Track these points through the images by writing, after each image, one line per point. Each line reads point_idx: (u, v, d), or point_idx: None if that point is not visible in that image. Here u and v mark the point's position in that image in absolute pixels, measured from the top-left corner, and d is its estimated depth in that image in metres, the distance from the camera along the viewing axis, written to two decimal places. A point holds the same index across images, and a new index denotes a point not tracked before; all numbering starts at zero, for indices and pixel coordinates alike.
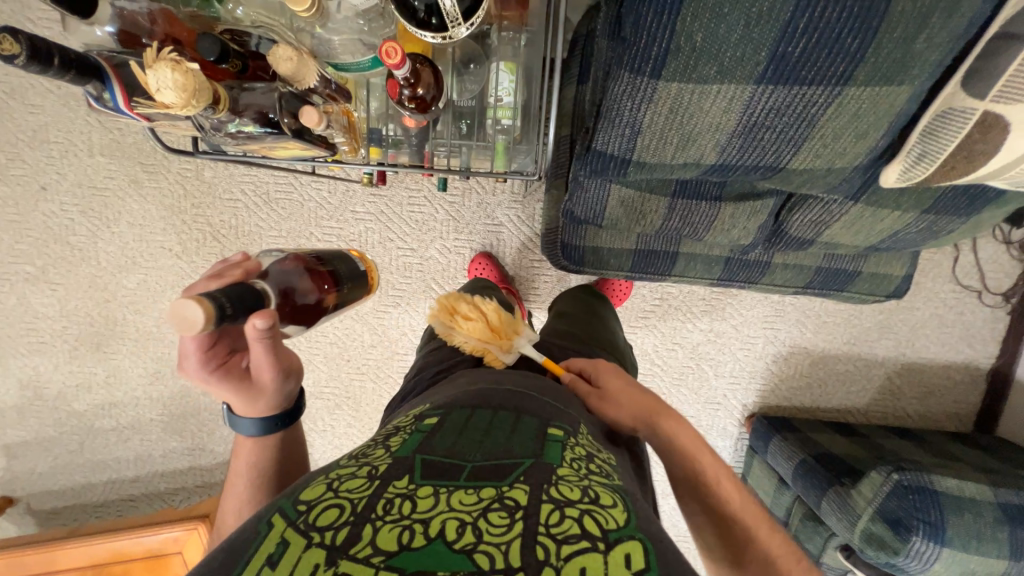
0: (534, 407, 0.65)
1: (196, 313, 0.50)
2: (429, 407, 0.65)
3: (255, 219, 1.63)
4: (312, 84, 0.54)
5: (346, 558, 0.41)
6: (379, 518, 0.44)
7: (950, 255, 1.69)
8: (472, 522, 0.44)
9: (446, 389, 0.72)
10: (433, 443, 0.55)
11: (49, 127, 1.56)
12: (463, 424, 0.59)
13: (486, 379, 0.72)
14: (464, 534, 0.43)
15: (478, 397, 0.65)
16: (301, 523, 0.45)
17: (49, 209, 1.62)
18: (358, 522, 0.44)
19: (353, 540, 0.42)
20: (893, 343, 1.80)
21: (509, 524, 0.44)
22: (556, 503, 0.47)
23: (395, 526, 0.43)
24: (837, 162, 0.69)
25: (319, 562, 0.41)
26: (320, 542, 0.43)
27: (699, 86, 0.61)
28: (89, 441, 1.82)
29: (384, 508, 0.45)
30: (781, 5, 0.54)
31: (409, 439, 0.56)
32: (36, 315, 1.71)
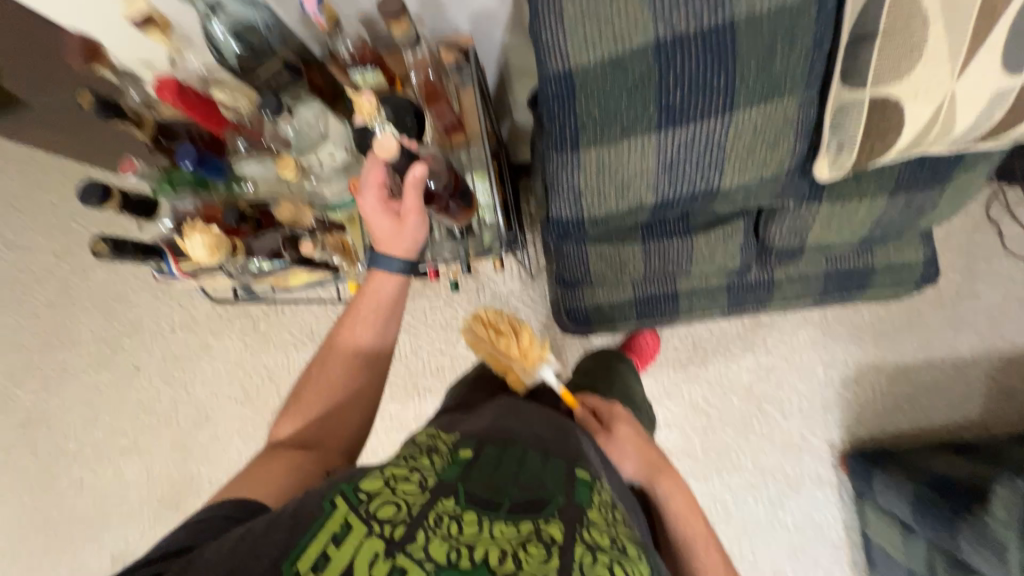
0: (558, 446, 0.65)
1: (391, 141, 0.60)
2: (463, 433, 0.66)
3: (303, 355, 1.83)
4: (308, 222, 0.73)
5: (403, 554, 0.46)
6: (431, 528, 0.48)
7: (992, 231, 1.58)
8: (512, 553, 0.47)
9: (471, 419, 0.72)
10: (473, 477, 0.55)
11: (143, 316, 1.91)
12: (496, 460, 0.59)
13: (509, 411, 0.73)
14: (504, 564, 0.46)
15: (501, 430, 0.66)
16: (361, 511, 0.49)
17: (140, 385, 1.91)
18: (414, 524, 0.48)
19: (409, 539, 0.47)
20: (975, 337, 1.60)
21: (545, 558, 0.47)
22: (588, 546, 0.50)
23: (445, 541, 0.47)
24: (765, 172, 0.76)
25: (378, 551, 0.46)
26: (380, 532, 0.47)
27: (612, 144, 0.73)
28: None
29: (435, 521, 0.49)
30: (649, 73, 0.67)
31: (451, 464, 0.58)
32: (128, 484, 1.90)
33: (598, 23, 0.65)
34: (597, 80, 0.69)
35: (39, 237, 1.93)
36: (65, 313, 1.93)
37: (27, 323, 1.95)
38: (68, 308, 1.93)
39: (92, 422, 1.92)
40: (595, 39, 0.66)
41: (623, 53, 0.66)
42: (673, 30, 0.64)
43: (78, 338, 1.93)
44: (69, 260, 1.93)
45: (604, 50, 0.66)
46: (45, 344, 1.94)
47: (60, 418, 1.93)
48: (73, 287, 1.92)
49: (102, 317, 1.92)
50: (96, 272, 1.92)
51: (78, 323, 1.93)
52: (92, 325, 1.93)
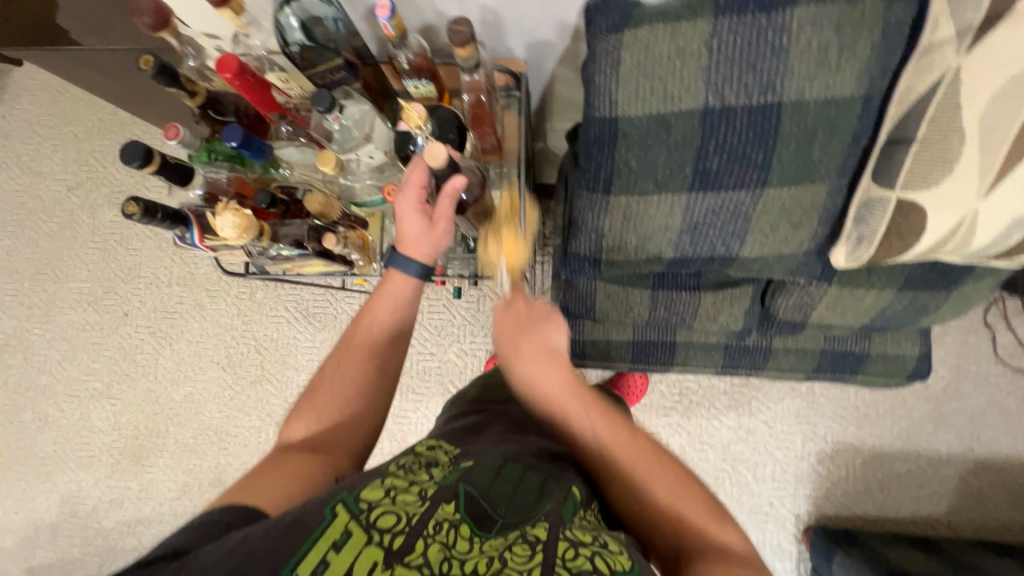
0: (553, 471, 0.64)
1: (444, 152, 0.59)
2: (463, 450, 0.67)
3: (294, 332, 1.82)
4: (335, 218, 0.72)
5: (401, 564, 0.46)
6: (430, 535, 0.48)
7: (986, 336, 1.61)
8: (499, 555, 0.48)
9: (479, 441, 0.72)
10: (471, 484, 0.57)
11: (142, 264, 1.90)
12: (494, 474, 0.60)
13: (512, 436, 0.73)
14: (492, 566, 0.47)
15: (504, 450, 0.67)
16: (361, 519, 0.48)
17: (125, 331, 1.89)
18: (412, 532, 0.48)
19: (406, 550, 0.47)
20: (954, 437, 1.62)
21: (530, 555, 0.48)
22: (571, 541, 0.50)
23: (440, 551, 0.48)
24: (784, 248, 0.78)
25: (377, 561, 0.46)
26: (379, 541, 0.47)
27: (642, 197, 0.75)
28: (108, 564, 1.80)
29: (435, 528, 0.49)
30: (691, 136, 0.69)
31: (448, 474, 0.58)
32: (92, 428, 1.87)
33: (652, 81, 0.68)
34: (640, 133, 0.71)
35: (56, 167, 1.93)
36: (65, 247, 1.92)
37: (25, 249, 1.93)
38: (68, 241, 1.92)
39: (69, 360, 1.90)
40: (646, 95, 0.69)
41: (670, 114, 0.68)
42: (721, 102, 0.66)
43: (72, 273, 1.92)
44: (80, 195, 1.92)
45: (653, 106, 0.69)
46: (38, 273, 1.93)
47: (38, 350, 1.91)
48: (78, 222, 1.91)
49: (101, 257, 1.91)
50: (105, 212, 1.91)
51: (75, 258, 1.92)
52: (89, 263, 1.91)
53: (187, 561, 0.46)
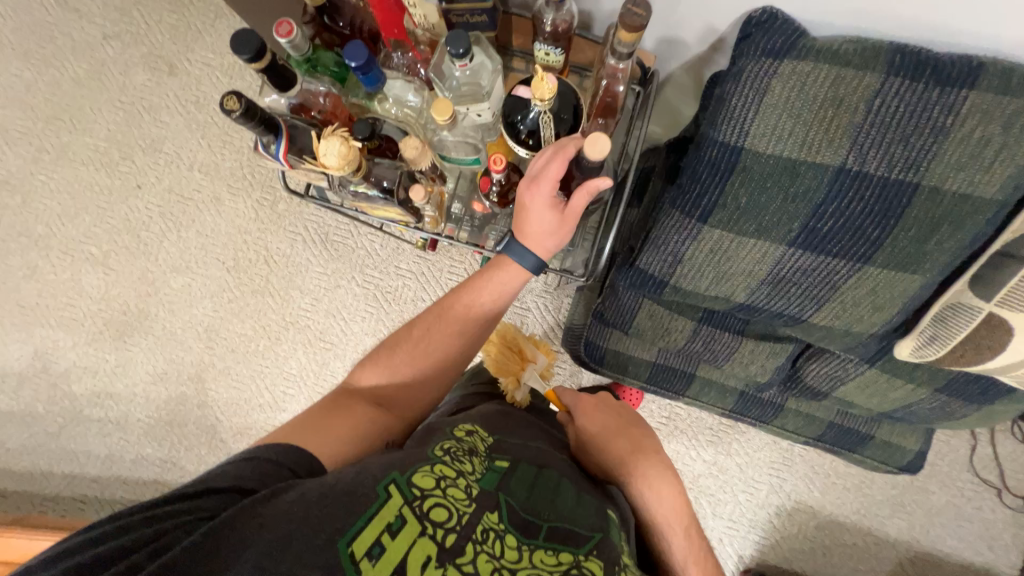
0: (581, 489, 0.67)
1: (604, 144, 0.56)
2: (496, 442, 0.67)
3: (308, 254, 1.77)
4: (421, 166, 0.65)
5: (452, 566, 0.47)
6: (478, 541, 0.50)
7: (967, 443, 1.66)
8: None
9: (507, 429, 0.72)
10: (511, 488, 0.58)
11: (166, 140, 1.80)
12: (531, 481, 0.61)
13: (540, 438, 0.75)
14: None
15: (536, 455, 0.68)
16: (415, 507, 0.49)
17: (135, 204, 1.81)
18: (463, 535, 0.49)
19: (459, 552, 0.48)
20: (906, 525, 1.69)
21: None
22: None
23: (490, 559, 0.49)
24: (854, 326, 0.76)
25: (429, 556, 0.47)
26: (432, 534, 0.48)
27: (738, 236, 0.72)
28: (70, 427, 1.80)
29: (483, 535, 0.50)
30: (814, 192, 0.65)
31: (489, 471, 0.59)
32: (80, 292, 1.82)
33: (795, 122, 0.64)
34: (762, 172, 0.67)
35: (95, 8, 1.78)
36: (89, 98, 1.80)
37: (45, 88, 1.80)
38: (93, 94, 1.80)
39: (70, 217, 1.82)
40: (783, 135, 0.64)
41: (801, 162, 0.65)
42: (860, 166, 0.63)
43: (91, 128, 1.81)
44: (115, 48, 1.78)
45: (786, 149, 0.65)
46: (55, 118, 1.81)
47: (39, 198, 1.82)
48: (108, 76, 1.79)
49: (124, 120, 1.80)
50: (138, 73, 1.79)
51: (97, 114, 1.80)
52: (111, 122, 1.80)
53: (247, 504, 0.46)
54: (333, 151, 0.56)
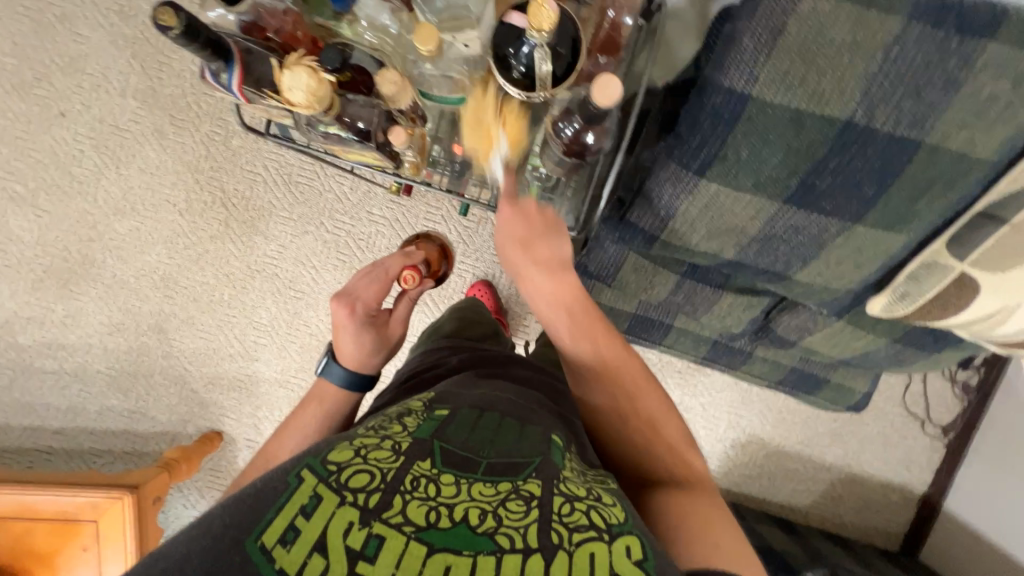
0: (521, 415, 0.64)
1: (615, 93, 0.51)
2: (437, 397, 0.65)
3: (270, 196, 1.64)
4: (404, 106, 0.59)
5: (380, 521, 0.45)
6: (408, 491, 0.48)
7: (903, 381, 1.84)
8: (492, 510, 0.48)
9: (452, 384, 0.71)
10: (450, 432, 0.57)
11: (88, 58, 1.54)
12: (474, 421, 0.60)
13: (494, 381, 0.73)
14: (484, 520, 0.47)
15: (481, 398, 0.65)
16: (331, 482, 0.48)
17: (60, 135, 1.58)
18: (389, 491, 0.47)
19: (385, 506, 0.46)
20: (841, 452, 1.90)
21: (524, 512, 0.48)
22: (567, 497, 0.51)
23: (422, 502, 0.47)
24: (833, 283, 0.78)
25: (352, 520, 0.45)
26: (353, 501, 0.46)
27: (735, 192, 0.70)
28: (23, 379, 1.70)
29: (412, 484, 0.49)
30: (817, 147, 0.63)
31: (425, 423, 0.58)
32: (9, 236, 1.63)
33: (807, 69, 0.59)
34: (767, 124, 0.63)
35: None
36: None
37: None
38: None
39: None
40: (794, 83, 0.60)
41: (809, 114, 0.61)
42: (867, 121, 0.60)
43: None
44: None
45: (794, 99, 0.61)
46: None
47: None
48: None
49: (31, 30, 1.52)
50: None
51: None
52: (15, 33, 1.52)
53: None
54: (303, 93, 0.49)
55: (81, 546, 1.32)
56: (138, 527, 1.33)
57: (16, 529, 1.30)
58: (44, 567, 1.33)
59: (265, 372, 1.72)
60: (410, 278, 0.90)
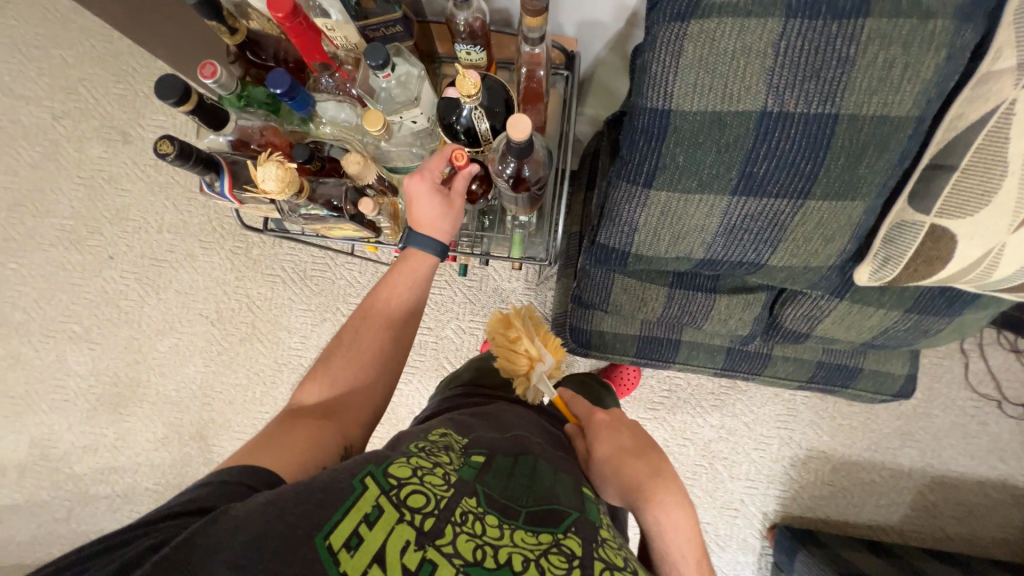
0: (546, 454, 0.69)
1: (524, 124, 0.56)
2: (470, 438, 0.68)
3: (289, 293, 1.78)
4: (370, 180, 0.68)
5: (433, 547, 0.50)
6: (458, 523, 0.52)
7: (961, 361, 1.69)
8: (534, 560, 0.51)
9: (484, 425, 0.74)
10: (490, 478, 0.60)
11: (131, 207, 1.81)
12: (509, 469, 0.63)
13: (519, 423, 0.77)
14: (527, 568, 0.50)
15: (511, 441, 0.69)
16: (392, 496, 0.52)
17: (110, 275, 1.80)
18: (441, 517, 0.52)
19: (438, 533, 0.51)
20: (918, 453, 1.71)
21: (566, 569, 0.51)
22: (607, 563, 0.53)
23: (470, 538, 0.51)
24: (812, 261, 0.79)
25: (409, 539, 0.50)
26: (410, 520, 0.51)
27: (684, 195, 0.74)
28: (79, 508, 1.77)
29: (462, 517, 0.53)
30: (744, 139, 0.68)
31: (466, 464, 0.61)
32: (68, 372, 1.80)
33: (712, 77, 0.67)
34: (692, 130, 0.70)
35: (40, 91, 1.80)
36: (48, 179, 1.81)
37: (3, 177, 1.81)
38: (52, 174, 1.81)
39: (46, 300, 1.81)
40: (705, 90, 0.67)
41: (727, 113, 0.67)
42: (780, 108, 0.66)
43: (54, 208, 1.81)
44: (67, 126, 1.80)
45: (709, 104, 0.68)
46: (17, 204, 1.81)
47: (12, 286, 1.81)
48: (64, 155, 1.80)
49: (86, 194, 1.81)
50: (93, 146, 1.80)
51: (59, 193, 1.81)
52: (73, 199, 1.81)
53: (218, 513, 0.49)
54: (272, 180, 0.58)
55: None
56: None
57: None
58: None
59: None
60: (459, 158, 0.67)
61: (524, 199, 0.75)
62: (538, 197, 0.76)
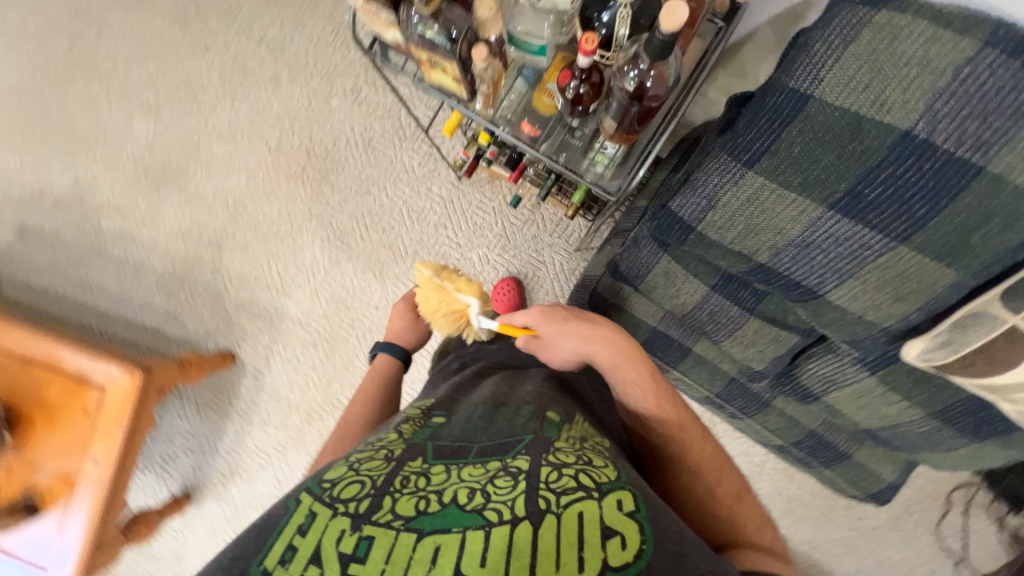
0: (509, 403, 0.76)
1: (683, 13, 0.54)
2: (432, 408, 0.78)
3: (347, 154, 1.80)
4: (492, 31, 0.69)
5: (368, 524, 0.53)
6: (397, 491, 0.57)
7: (940, 507, 1.63)
8: (481, 488, 0.56)
9: (459, 394, 0.84)
10: (442, 436, 0.68)
11: (242, 9, 1.82)
12: (469, 422, 0.70)
13: (498, 384, 0.85)
14: (473, 497, 0.55)
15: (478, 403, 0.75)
16: (327, 496, 0.57)
17: (199, 65, 1.85)
18: (378, 494, 0.56)
19: (375, 509, 0.54)
20: (853, 570, 1.68)
21: (511, 487, 0.56)
22: (554, 466, 0.58)
23: (411, 498, 0.56)
24: (869, 313, 0.75)
25: (344, 527, 0.53)
26: (346, 511, 0.54)
27: (780, 188, 0.71)
28: (91, 258, 1.88)
29: (402, 483, 0.58)
30: (872, 154, 0.64)
31: (420, 431, 0.70)
32: (129, 135, 1.88)
33: (875, 76, 0.62)
34: (824, 124, 0.65)
35: None
36: None
37: None
38: None
39: (136, 62, 1.87)
40: (858, 87, 0.62)
41: (868, 120, 0.63)
42: (928, 135, 0.60)
43: None
44: None
45: (856, 102, 0.63)
46: None
47: (112, 35, 1.87)
48: None
49: None
50: None
51: None
52: None
53: None
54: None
55: (81, 410, 1.38)
56: (137, 412, 1.38)
57: (40, 375, 1.40)
58: (45, 420, 1.39)
59: (292, 309, 1.81)
60: (589, 39, 0.63)
61: (629, 116, 0.72)
62: (641, 124, 0.74)
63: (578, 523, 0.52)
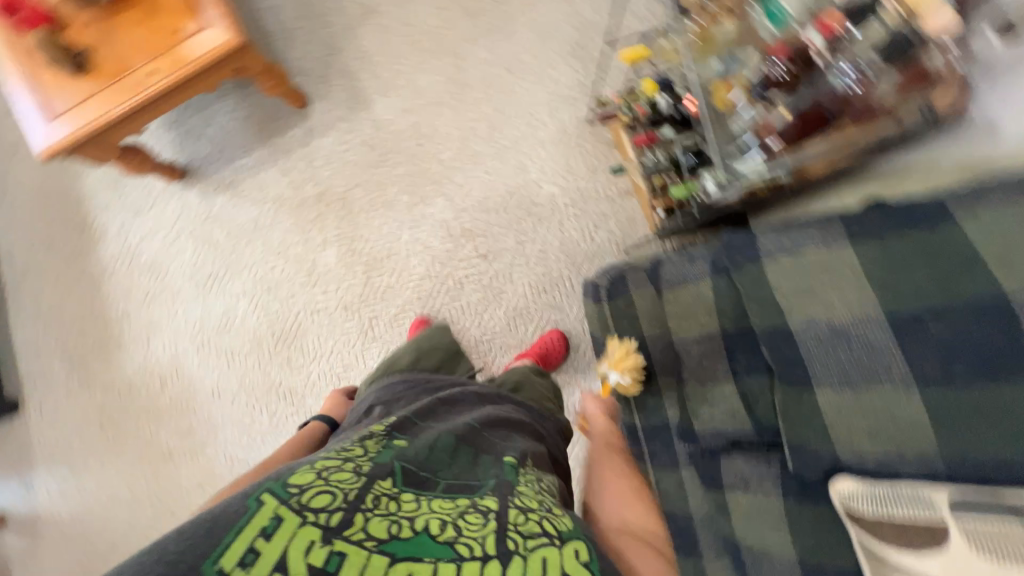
0: (477, 439, 0.78)
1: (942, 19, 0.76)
2: (394, 423, 0.77)
3: (522, 29, 1.81)
4: None
5: (340, 539, 0.56)
6: (369, 510, 0.60)
7: None
8: (451, 520, 0.61)
9: (425, 412, 0.83)
10: (409, 454, 0.71)
11: None
12: (434, 445, 0.73)
13: (456, 416, 0.84)
14: (444, 527, 0.60)
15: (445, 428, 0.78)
16: (293, 504, 0.57)
17: None
18: (349, 509, 0.59)
19: (346, 525, 0.57)
20: None
21: (484, 522, 0.61)
22: (522, 508, 0.63)
23: (384, 519, 0.59)
24: (836, 435, 0.76)
25: (314, 539, 0.55)
26: (314, 521, 0.56)
27: (862, 277, 0.75)
28: None
29: (374, 503, 0.61)
30: (959, 298, 0.68)
31: (383, 449, 0.71)
32: None
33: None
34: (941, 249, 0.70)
35: None
36: None
37: None
38: None
39: None
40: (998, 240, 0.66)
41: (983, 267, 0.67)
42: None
43: None
44: None
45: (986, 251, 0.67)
46: None
47: None
48: None
49: None
50: None
51: None
52: None
53: None
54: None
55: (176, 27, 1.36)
56: (212, 68, 1.39)
57: None
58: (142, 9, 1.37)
59: (377, 107, 1.85)
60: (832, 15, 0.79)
61: (798, 105, 0.95)
62: (800, 121, 0.96)
63: (541, 566, 0.56)
